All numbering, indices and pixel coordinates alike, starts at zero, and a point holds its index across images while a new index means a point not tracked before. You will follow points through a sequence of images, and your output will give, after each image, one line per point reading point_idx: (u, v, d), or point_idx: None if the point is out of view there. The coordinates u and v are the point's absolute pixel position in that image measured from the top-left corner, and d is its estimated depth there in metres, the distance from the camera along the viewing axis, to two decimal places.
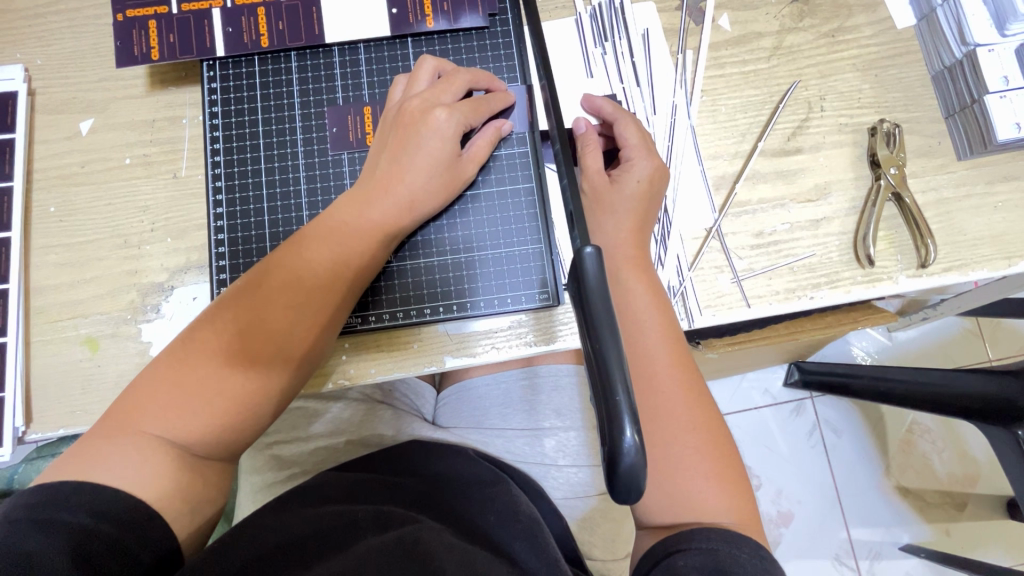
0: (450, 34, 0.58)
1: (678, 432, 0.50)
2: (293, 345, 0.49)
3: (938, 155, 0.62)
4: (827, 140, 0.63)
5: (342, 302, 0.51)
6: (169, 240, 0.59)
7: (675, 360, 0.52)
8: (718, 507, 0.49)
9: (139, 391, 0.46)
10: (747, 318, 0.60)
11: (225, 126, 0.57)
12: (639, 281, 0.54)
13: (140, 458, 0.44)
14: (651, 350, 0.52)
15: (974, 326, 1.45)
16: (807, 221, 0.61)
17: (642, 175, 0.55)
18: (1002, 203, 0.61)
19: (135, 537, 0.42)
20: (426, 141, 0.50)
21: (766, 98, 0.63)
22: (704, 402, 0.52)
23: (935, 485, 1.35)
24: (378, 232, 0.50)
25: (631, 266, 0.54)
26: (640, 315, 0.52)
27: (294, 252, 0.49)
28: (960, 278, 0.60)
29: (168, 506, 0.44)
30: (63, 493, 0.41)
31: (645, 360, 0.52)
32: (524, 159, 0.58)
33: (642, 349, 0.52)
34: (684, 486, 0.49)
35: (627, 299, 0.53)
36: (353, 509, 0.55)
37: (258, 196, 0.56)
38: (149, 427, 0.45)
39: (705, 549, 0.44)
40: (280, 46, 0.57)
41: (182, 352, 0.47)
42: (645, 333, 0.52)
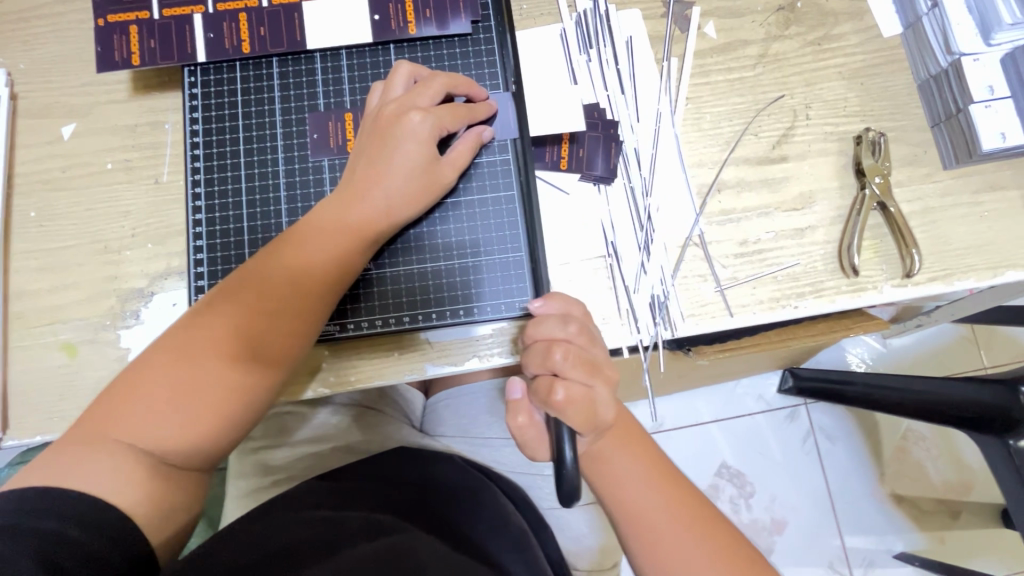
0: (433, 41, 0.58)
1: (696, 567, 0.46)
2: (269, 352, 0.48)
3: (924, 164, 0.61)
4: (813, 148, 0.62)
5: (318, 309, 0.50)
6: (149, 245, 0.59)
7: (669, 494, 0.48)
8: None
9: (113, 399, 0.46)
10: (730, 328, 0.59)
11: (206, 131, 0.56)
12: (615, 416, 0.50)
13: (113, 466, 0.43)
14: (641, 502, 0.48)
15: (968, 333, 1.45)
16: (791, 229, 0.61)
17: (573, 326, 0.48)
18: (987, 213, 0.61)
19: (107, 543, 0.42)
20: (403, 145, 0.50)
21: (751, 105, 0.63)
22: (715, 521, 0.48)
23: (929, 493, 1.34)
24: (356, 237, 0.50)
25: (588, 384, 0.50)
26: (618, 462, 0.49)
27: (272, 259, 0.49)
28: (947, 288, 0.59)
29: (143, 514, 0.44)
30: (33, 499, 0.41)
31: (637, 509, 0.48)
32: (506, 167, 0.58)
33: (627, 496, 0.48)
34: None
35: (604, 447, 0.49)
36: (342, 517, 0.54)
37: (238, 202, 0.56)
38: (122, 435, 0.44)
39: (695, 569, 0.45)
40: (262, 52, 0.56)
41: (157, 359, 0.47)
42: (622, 475, 0.49)
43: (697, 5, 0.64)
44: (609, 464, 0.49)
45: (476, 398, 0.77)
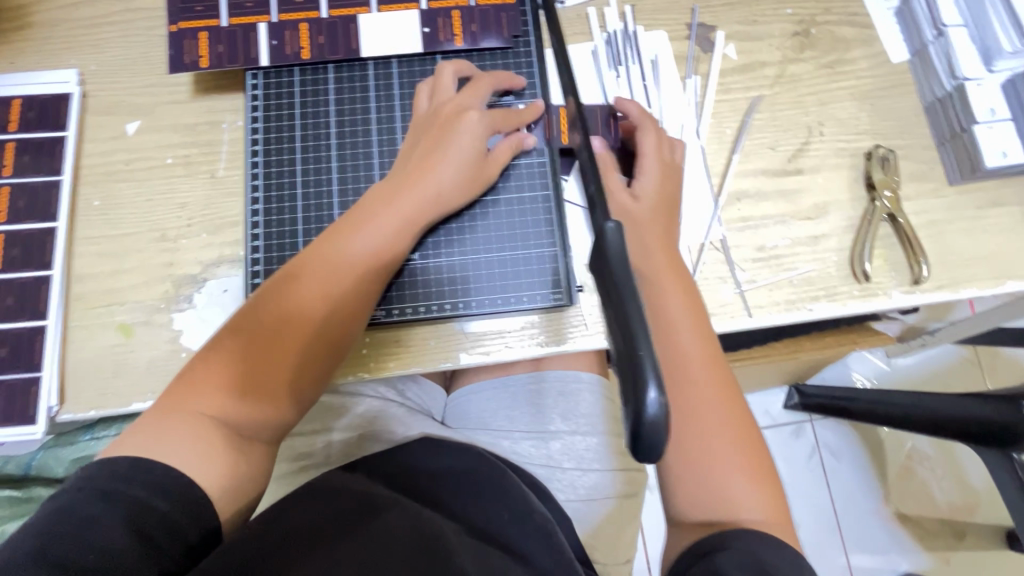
0: (475, 53, 0.63)
1: (715, 433, 0.51)
2: (330, 335, 0.51)
3: (930, 180, 0.66)
4: (826, 162, 0.66)
5: (371, 288, 0.53)
6: (204, 235, 0.63)
7: (717, 384, 0.53)
8: (752, 503, 0.49)
9: (188, 379, 0.48)
10: (749, 328, 0.63)
11: (265, 129, 0.61)
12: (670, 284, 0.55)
13: (187, 434, 0.45)
14: (695, 378, 0.52)
15: (971, 354, 1.48)
16: (806, 237, 0.64)
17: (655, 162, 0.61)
18: (991, 227, 0.65)
19: (176, 505, 0.43)
20: (459, 137, 0.55)
21: (768, 121, 0.67)
22: (743, 409, 0.53)
23: (933, 512, 1.36)
24: (406, 220, 0.53)
25: (666, 272, 0.56)
26: (673, 319, 0.54)
27: (331, 240, 0.52)
28: (951, 296, 0.63)
29: (213, 486, 0.45)
30: (120, 471, 0.43)
31: (682, 366, 0.53)
32: (541, 171, 0.62)
33: (678, 351, 0.53)
34: (718, 481, 0.50)
35: (662, 302, 0.55)
36: (375, 491, 0.57)
37: (293, 194, 0.60)
38: (203, 411, 0.47)
39: (744, 556, 0.44)
40: (319, 59, 0.61)
41: (231, 343, 0.49)
42: (681, 335, 0.54)
43: (719, 29, 0.69)
44: (666, 308, 0.54)
45: (496, 394, 0.80)
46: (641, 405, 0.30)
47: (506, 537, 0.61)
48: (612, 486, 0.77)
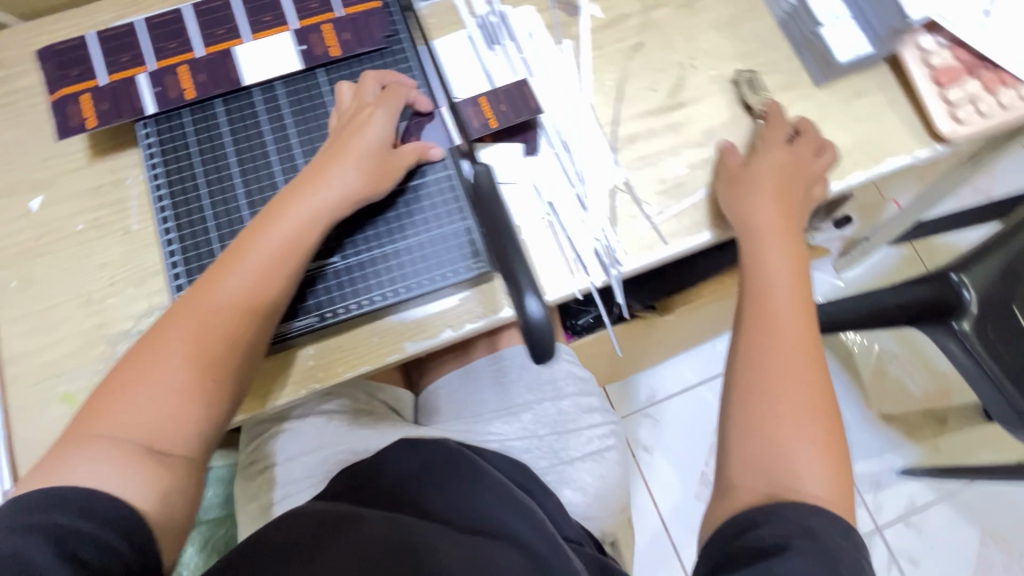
0: (355, 59, 0.65)
1: (790, 405, 0.56)
2: (239, 340, 0.53)
3: (798, 87, 0.71)
4: (704, 91, 0.71)
5: (275, 289, 0.55)
6: (129, 289, 0.63)
7: (807, 349, 0.58)
8: (816, 480, 0.53)
9: (104, 398, 0.50)
10: (669, 256, 0.67)
11: (166, 173, 0.62)
12: (770, 249, 0.62)
13: (112, 455, 0.47)
14: (786, 338, 0.58)
15: (909, 251, 1.57)
16: (700, 161, 0.69)
17: (778, 158, 0.65)
18: (861, 115, 0.70)
19: (119, 535, 0.44)
20: (357, 139, 0.58)
21: (643, 65, 0.72)
22: (827, 390, 0.57)
23: (915, 405, 1.57)
24: (305, 218, 0.56)
25: (774, 238, 0.62)
26: (775, 280, 0.61)
27: (238, 247, 0.55)
28: (841, 184, 0.69)
29: (139, 498, 0.47)
30: (39, 502, 0.44)
31: (771, 319, 0.59)
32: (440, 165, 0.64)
33: (781, 310, 0.59)
34: (787, 452, 0.54)
35: (763, 269, 0.61)
36: (358, 511, 0.59)
37: (206, 228, 0.60)
38: (115, 427, 0.48)
39: (797, 522, 0.49)
40: (204, 95, 0.62)
41: (140, 359, 0.51)
42: (778, 308, 0.59)
43: None
44: (768, 285, 0.61)
45: (460, 381, 0.84)
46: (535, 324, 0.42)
47: (490, 522, 0.63)
48: (588, 441, 0.81)
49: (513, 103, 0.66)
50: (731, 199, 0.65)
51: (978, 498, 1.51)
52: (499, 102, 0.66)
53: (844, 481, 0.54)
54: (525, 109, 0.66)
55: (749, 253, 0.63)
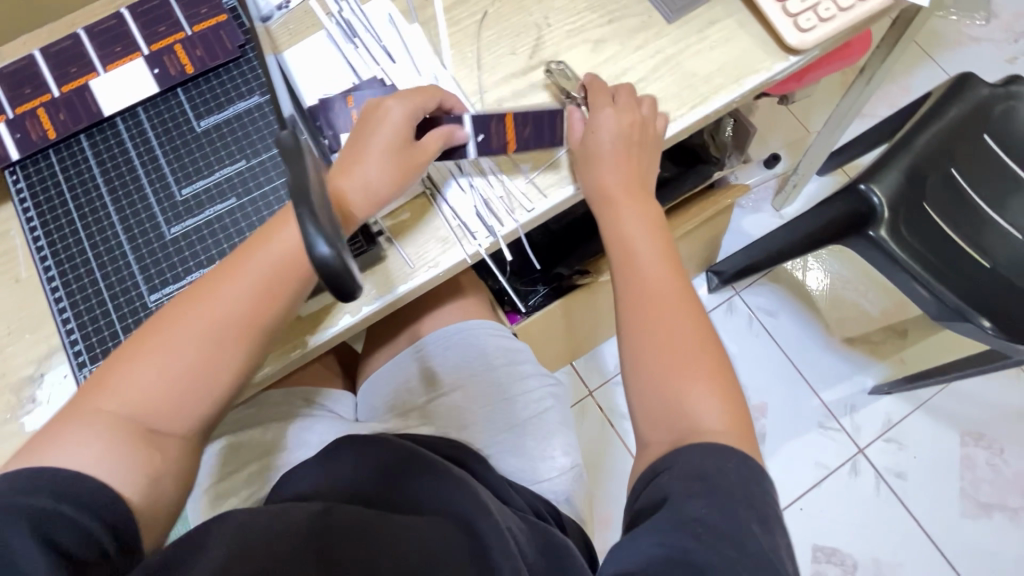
0: (212, 73, 0.66)
1: (681, 351, 0.58)
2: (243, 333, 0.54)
3: (651, 26, 0.74)
4: (563, 47, 0.73)
5: (288, 289, 0.55)
6: (26, 335, 0.64)
7: (678, 296, 0.61)
8: (710, 413, 0.55)
9: (119, 360, 0.53)
10: (550, 208, 0.68)
11: (40, 214, 0.62)
12: (626, 209, 0.66)
13: (109, 429, 0.50)
14: (656, 292, 0.61)
15: (840, 175, 1.61)
16: (568, 112, 0.71)
17: (606, 122, 0.66)
18: (715, 41, 0.73)
19: (97, 521, 0.47)
20: (381, 128, 0.60)
21: (501, 33, 0.74)
22: (712, 338, 0.60)
23: (875, 324, 1.59)
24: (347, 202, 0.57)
25: (626, 199, 0.66)
26: (634, 239, 0.65)
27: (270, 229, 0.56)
28: (707, 110, 0.71)
29: (121, 482, 0.49)
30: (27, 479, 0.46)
31: (642, 276, 0.63)
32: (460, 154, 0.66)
33: (644, 265, 0.63)
34: (686, 396, 0.56)
35: (623, 231, 0.65)
36: (299, 507, 0.57)
37: (86, 259, 0.61)
38: (111, 402, 0.51)
39: (694, 462, 0.51)
40: (67, 133, 0.63)
41: (155, 329, 0.53)
42: (646, 266, 0.63)
43: None
44: (629, 247, 0.64)
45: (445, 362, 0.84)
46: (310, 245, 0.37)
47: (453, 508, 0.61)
48: (527, 407, 0.82)
49: (540, 127, 0.68)
50: (583, 171, 0.67)
51: (952, 402, 1.53)
52: (526, 124, 0.67)
53: (743, 417, 0.57)
54: (547, 138, 0.68)
55: (609, 218, 0.66)
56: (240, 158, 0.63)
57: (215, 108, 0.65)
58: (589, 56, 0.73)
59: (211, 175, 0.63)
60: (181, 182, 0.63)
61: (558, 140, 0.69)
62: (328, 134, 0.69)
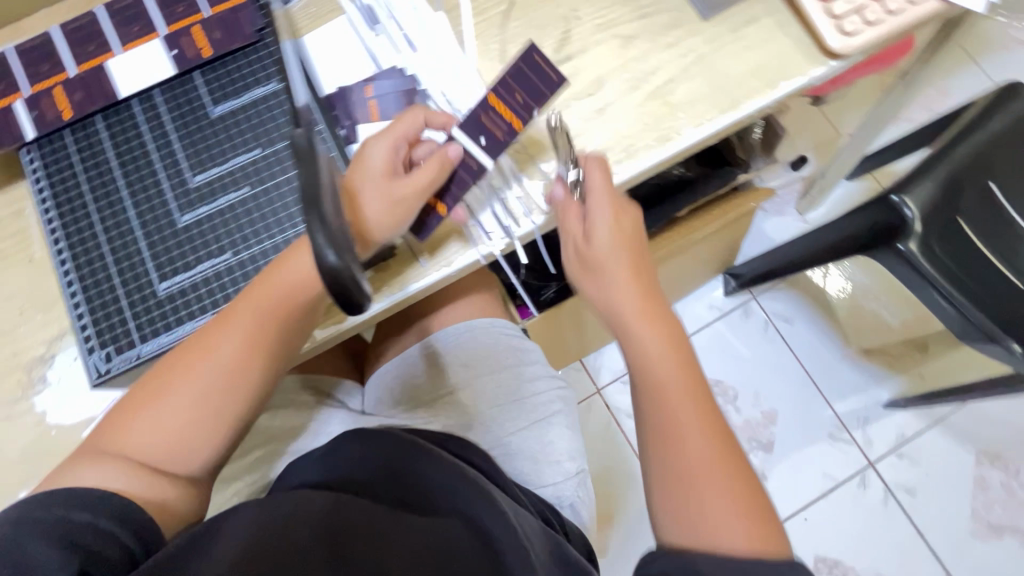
0: (230, 57, 0.64)
1: (704, 476, 0.55)
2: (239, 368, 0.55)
3: (685, 23, 0.70)
4: (591, 42, 0.71)
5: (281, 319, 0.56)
6: (38, 315, 0.64)
7: (701, 414, 0.58)
8: (740, 542, 0.53)
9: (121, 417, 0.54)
10: (570, 211, 0.66)
11: (54, 195, 0.62)
12: (642, 324, 0.62)
13: (122, 470, 0.52)
14: (677, 411, 0.58)
15: (871, 181, 1.56)
16: (593, 111, 0.68)
17: (604, 220, 0.63)
18: (751, 42, 0.69)
19: (124, 525, 0.49)
20: (369, 177, 0.59)
21: (527, 25, 0.71)
22: (736, 453, 0.57)
23: (895, 337, 1.56)
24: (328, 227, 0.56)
25: (639, 313, 0.62)
26: (652, 353, 0.60)
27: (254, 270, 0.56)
28: (738, 115, 0.68)
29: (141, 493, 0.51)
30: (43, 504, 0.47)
31: (662, 392, 0.59)
32: (467, 180, 0.63)
33: (664, 381, 0.59)
34: (710, 522, 0.54)
35: (640, 347, 0.61)
36: (310, 498, 0.56)
37: (97, 243, 0.60)
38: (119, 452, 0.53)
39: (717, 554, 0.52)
40: (83, 113, 0.62)
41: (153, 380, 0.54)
42: (665, 384, 0.59)
43: None
44: (645, 363, 0.61)
45: (465, 363, 0.83)
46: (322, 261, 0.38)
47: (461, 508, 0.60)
48: (535, 409, 0.81)
49: (526, 82, 0.63)
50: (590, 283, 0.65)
51: (970, 421, 1.49)
52: (514, 91, 0.63)
53: (770, 526, 0.55)
54: (543, 91, 0.63)
55: (624, 335, 0.63)
56: (255, 147, 0.62)
57: (232, 94, 0.63)
58: (616, 52, 0.70)
59: (224, 162, 0.61)
60: (194, 169, 0.61)
61: (556, 76, 0.62)
62: (346, 126, 0.68)
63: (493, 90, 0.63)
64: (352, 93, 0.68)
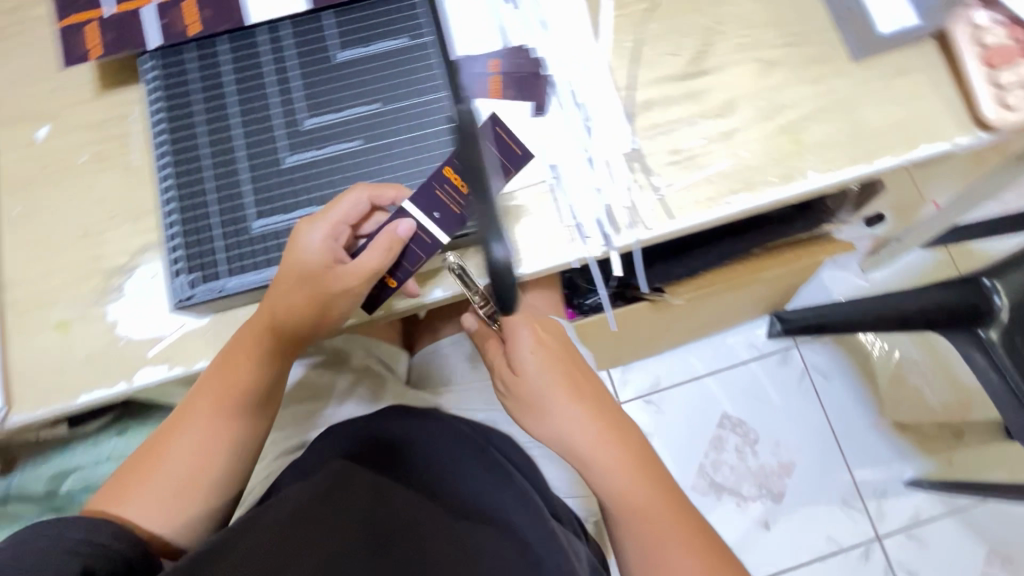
0: (365, 3, 0.63)
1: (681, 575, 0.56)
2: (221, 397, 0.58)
3: (833, 60, 0.66)
4: (730, 59, 0.67)
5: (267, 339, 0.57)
6: (127, 225, 0.64)
7: (665, 510, 0.59)
8: None
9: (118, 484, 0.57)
10: (675, 232, 0.64)
11: (165, 109, 0.61)
12: (605, 451, 0.61)
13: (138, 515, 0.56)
14: (644, 521, 0.58)
15: (944, 254, 1.52)
16: (718, 134, 0.65)
17: (530, 346, 0.64)
18: (899, 94, 0.65)
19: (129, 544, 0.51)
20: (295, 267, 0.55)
21: (667, 29, 0.68)
22: (706, 537, 0.58)
23: (931, 418, 1.51)
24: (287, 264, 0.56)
25: (602, 440, 0.61)
26: (612, 468, 0.60)
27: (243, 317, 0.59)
28: (869, 169, 0.64)
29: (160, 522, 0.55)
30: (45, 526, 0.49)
31: (630, 501, 0.59)
32: (419, 255, 0.58)
33: (629, 492, 0.59)
34: None
35: (603, 474, 0.61)
36: (351, 472, 0.57)
37: (200, 166, 0.59)
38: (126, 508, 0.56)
39: None
40: (209, 32, 0.61)
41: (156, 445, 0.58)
42: (631, 493, 0.59)
43: None
44: (609, 484, 0.60)
45: None
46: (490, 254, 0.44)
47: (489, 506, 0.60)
48: None
49: (486, 154, 0.59)
50: (537, 427, 0.64)
51: (989, 518, 1.45)
52: (475, 170, 0.58)
53: None
54: (507, 166, 0.60)
55: (588, 472, 0.62)
56: (373, 101, 0.61)
57: (359, 43, 0.62)
58: (755, 76, 0.66)
59: (341, 111, 0.60)
60: (309, 111, 0.60)
61: (520, 151, 0.60)
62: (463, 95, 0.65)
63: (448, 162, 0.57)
64: (477, 62, 0.66)
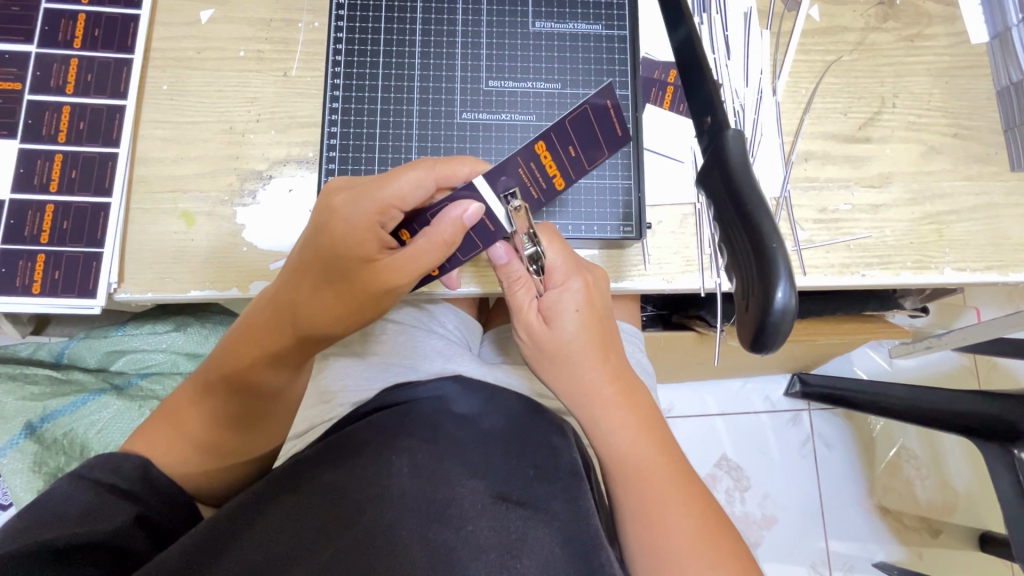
0: None
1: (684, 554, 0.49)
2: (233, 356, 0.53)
3: (993, 163, 0.67)
4: (895, 134, 0.67)
5: (292, 297, 0.51)
6: (272, 132, 0.62)
7: (674, 480, 0.52)
8: None
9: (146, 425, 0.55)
10: (801, 286, 0.64)
11: (348, 29, 0.60)
12: (615, 409, 0.54)
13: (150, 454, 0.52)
14: (652, 494, 0.51)
15: (969, 362, 1.52)
16: (867, 205, 0.65)
17: (575, 298, 0.54)
18: None
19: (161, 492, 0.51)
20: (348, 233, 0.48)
21: (843, 87, 0.68)
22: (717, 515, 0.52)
23: (914, 509, 1.38)
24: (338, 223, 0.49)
25: (618, 399, 0.54)
26: (624, 431, 0.54)
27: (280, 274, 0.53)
28: (1000, 278, 0.64)
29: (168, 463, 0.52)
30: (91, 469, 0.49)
31: (638, 465, 0.53)
32: (476, 243, 0.53)
33: (640, 456, 0.53)
34: None
35: (613, 433, 0.54)
36: (380, 454, 0.49)
37: (373, 98, 0.59)
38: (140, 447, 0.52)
39: None
40: None
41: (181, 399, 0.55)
42: (640, 457, 0.53)
43: None
44: (620, 448, 0.53)
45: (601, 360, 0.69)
46: (770, 302, 0.37)
47: (531, 495, 0.50)
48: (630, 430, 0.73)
49: (585, 132, 0.50)
50: (551, 375, 0.55)
51: None
52: (569, 144, 0.50)
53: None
54: (602, 147, 0.51)
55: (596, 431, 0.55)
56: (555, 80, 0.60)
57: (556, 17, 0.61)
58: (916, 157, 0.67)
59: (522, 81, 0.60)
60: (491, 73, 0.60)
61: (622, 134, 0.50)
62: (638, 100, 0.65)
63: (543, 135, 0.50)
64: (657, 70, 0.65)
